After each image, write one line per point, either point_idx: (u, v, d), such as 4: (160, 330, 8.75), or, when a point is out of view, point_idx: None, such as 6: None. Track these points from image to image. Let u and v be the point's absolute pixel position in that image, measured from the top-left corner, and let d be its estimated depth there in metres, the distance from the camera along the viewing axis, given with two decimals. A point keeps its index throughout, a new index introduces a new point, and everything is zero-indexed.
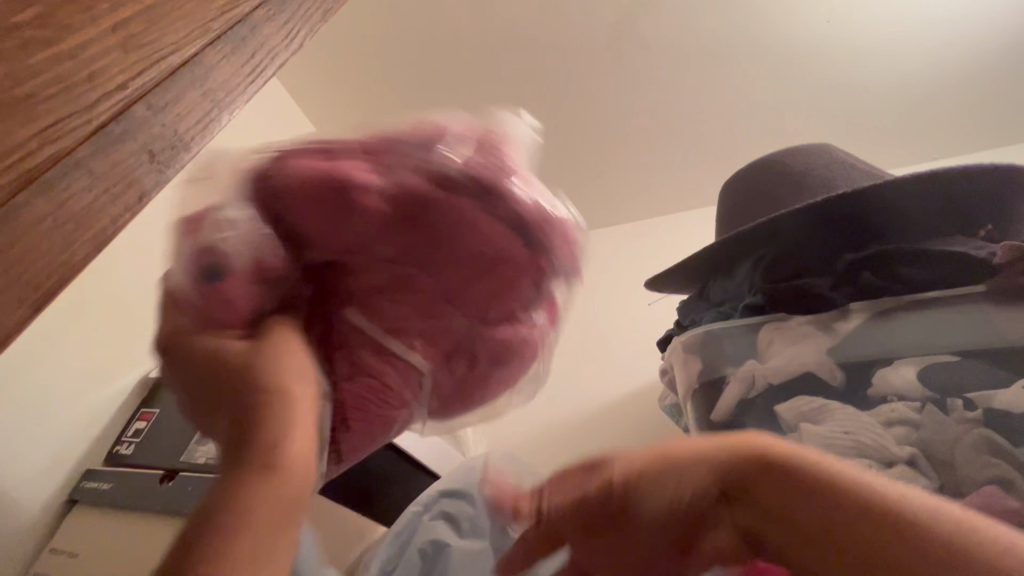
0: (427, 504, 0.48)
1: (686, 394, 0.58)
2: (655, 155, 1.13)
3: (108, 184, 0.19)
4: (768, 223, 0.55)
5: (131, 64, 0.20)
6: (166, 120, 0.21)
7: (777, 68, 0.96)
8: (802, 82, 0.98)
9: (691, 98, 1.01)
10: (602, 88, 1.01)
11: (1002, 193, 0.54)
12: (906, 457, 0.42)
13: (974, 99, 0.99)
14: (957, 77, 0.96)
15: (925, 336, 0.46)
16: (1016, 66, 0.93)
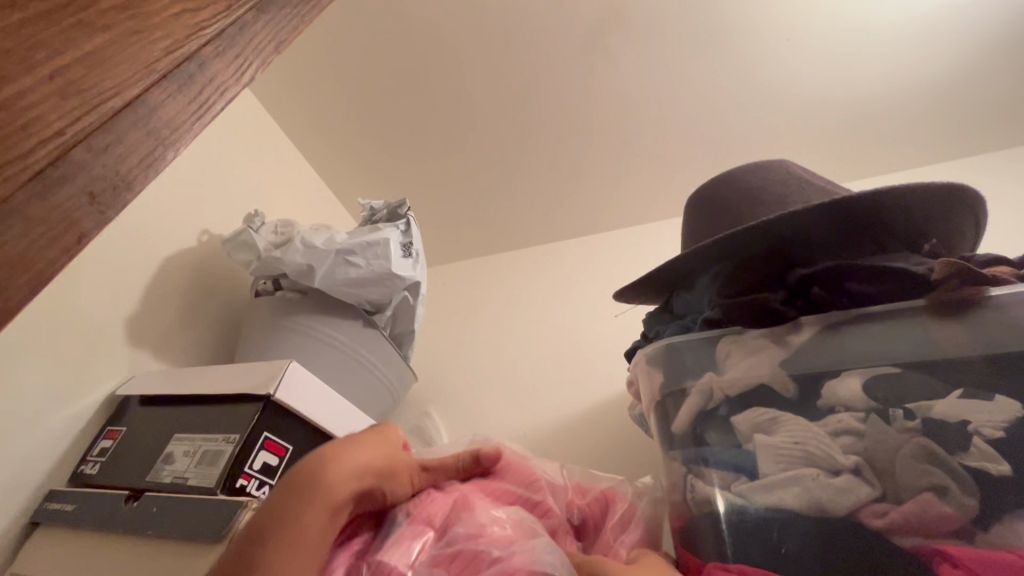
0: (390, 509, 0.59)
1: (651, 405, 0.60)
2: (625, 165, 1.16)
3: (46, 225, 0.24)
4: (726, 239, 0.57)
5: (68, 109, 0.25)
6: (106, 161, 0.26)
7: (738, 83, 1.00)
8: (763, 95, 1.02)
9: (658, 109, 1.06)
10: (572, 98, 1.06)
11: (947, 209, 0.56)
12: (850, 465, 0.43)
13: (930, 115, 1.02)
14: (911, 94, 0.99)
15: (872, 349, 0.48)
16: (966, 85, 0.97)
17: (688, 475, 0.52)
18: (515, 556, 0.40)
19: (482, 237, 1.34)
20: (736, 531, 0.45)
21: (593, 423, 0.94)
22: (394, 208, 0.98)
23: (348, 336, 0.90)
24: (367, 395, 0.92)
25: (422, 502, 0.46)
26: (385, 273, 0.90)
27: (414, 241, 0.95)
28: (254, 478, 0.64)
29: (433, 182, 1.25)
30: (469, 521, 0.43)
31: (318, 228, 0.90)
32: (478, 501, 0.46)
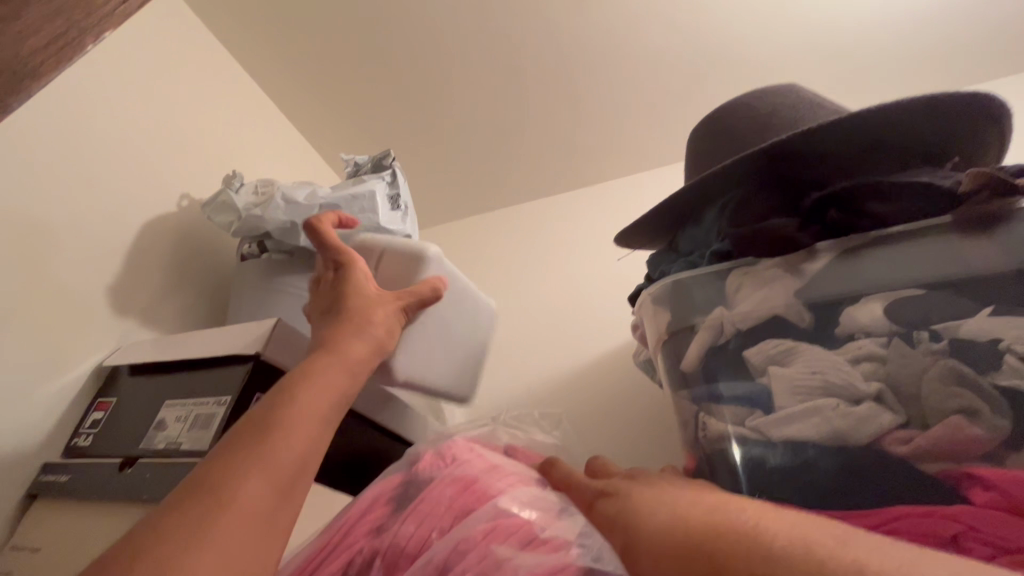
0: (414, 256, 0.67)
1: (657, 347, 0.57)
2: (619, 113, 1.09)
3: None
4: (735, 166, 0.53)
5: None
6: None
7: (739, 23, 0.92)
8: (766, 37, 0.93)
9: (649, 54, 0.98)
10: (558, 44, 0.98)
11: (971, 121, 0.52)
12: (872, 393, 0.41)
13: (951, 56, 0.92)
14: (931, 36, 0.90)
15: (895, 272, 0.45)
16: (991, 23, 0.87)
17: (699, 413, 0.50)
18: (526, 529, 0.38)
19: (477, 194, 1.28)
20: (752, 468, 0.44)
21: (594, 373, 0.92)
22: (378, 160, 0.93)
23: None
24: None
25: (465, 471, 0.45)
26: (374, 227, 0.86)
27: (401, 193, 0.91)
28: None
29: (423, 136, 1.18)
30: (502, 502, 0.40)
31: (300, 183, 0.85)
32: (511, 482, 0.44)
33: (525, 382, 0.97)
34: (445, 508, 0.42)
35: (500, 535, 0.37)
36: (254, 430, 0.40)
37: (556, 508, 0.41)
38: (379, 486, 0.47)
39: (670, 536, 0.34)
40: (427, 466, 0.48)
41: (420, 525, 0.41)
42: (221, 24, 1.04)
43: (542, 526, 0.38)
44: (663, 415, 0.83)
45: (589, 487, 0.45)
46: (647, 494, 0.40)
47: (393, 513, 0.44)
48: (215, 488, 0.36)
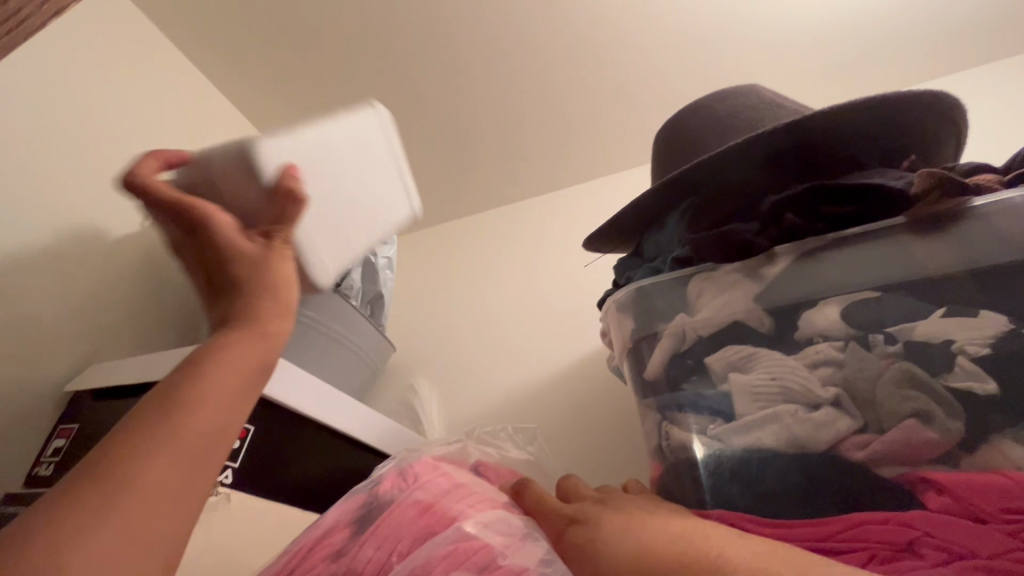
0: None
1: (623, 353, 0.56)
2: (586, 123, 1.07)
3: None
4: (695, 170, 0.53)
5: None
6: None
7: (700, 29, 0.91)
8: (727, 42, 0.93)
9: (613, 62, 0.97)
10: (522, 53, 0.97)
11: (925, 120, 0.52)
12: (830, 398, 0.41)
13: (907, 57, 0.93)
14: (887, 37, 0.90)
15: (850, 274, 0.45)
16: (944, 22, 0.88)
17: (663, 421, 0.49)
18: (483, 552, 0.36)
19: (454, 199, 1.25)
20: (715, 477, 0.43)
21: (568, 379, 0.92)
22: None
23: (315, 310, 0.82)
24: (340, 370, 0.86)
25: (424, 488, 0.44)
26: None
27: None
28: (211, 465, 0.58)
29: (397, 142, 1.14)
30: (460, 522, 0.39)
31: None
32: (471, 500, 0.42)
33: (503, 393, 0.96)
34: (403, 529, 0.40)
35: (456, 562, 0.35)
36: (132, 429, 0.32)
37: (519, 528, 0.39)
38: (337, 507, 0.45)
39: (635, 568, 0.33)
40: (388, 489, 0.46)
41: (378, 549, 0.39)
42: (178, 30, 1.00)
43: (505, 551, 0.36)
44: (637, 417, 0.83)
45: (560, 513, 0.41)
46: (613, 517, 0.38)
47: (351, 536, 0.43)
48: (93, 493, 0.29)
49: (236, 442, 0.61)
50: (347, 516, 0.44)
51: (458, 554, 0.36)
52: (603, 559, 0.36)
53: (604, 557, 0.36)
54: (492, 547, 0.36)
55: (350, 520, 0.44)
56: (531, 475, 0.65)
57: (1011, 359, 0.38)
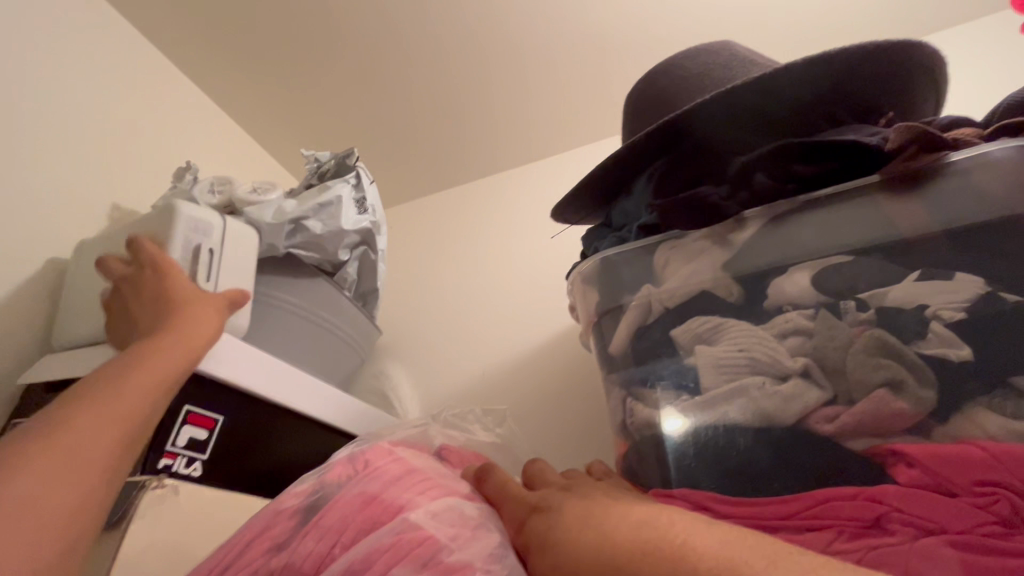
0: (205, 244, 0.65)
1: (589, 328, 0.54)
2: (555, 92, 1.02)
3: None
4: (662, 130, 0.49)
5: None
6: None
7: None
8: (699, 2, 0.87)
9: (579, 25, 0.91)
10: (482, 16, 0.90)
11: (905, 73, 0.49)
12: (799, 369, 0.39)
13: (891, 15, 0.87)
14: None
15: (821, 238, 0.42)
16: None
17: (627, 397, 0.47)
18: (429, 546, 0.33)
19: (425, 174, 1.19)
20: (679, 455, 0.41)
21: (540, 357, 0.89)
22: (342, 157, 0.82)
23: (302, 299, 0.76)
24: (328, 360, 0.80)
25: (375, 474, 0.41)
26: (338, 232, 0.77)
27: (369, 195, 0.82)
28: (179, 456, 0.55)
29: (364, 116, 1.07)
30: (408, 513, 0.36)
31: (261, 184, 0.75)
32: (421, 488, 0.39)
33: (477, 375, 0.93)
34: (349, 517, 0.38)
35: (397, 560, 0.32)
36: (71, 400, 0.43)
37: (473, 520, 0.36)
38: (285, 495, 0.42)
39: (591, 553, 0.31)
40: (337, 476, 0.43)
41: (320, 539, 0.37)
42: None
43: (452, 543, 0.34)
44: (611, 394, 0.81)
45: (518, 500, 0.39)
46: (573, 502, 0.36)
47: (296, 525, 0.40)
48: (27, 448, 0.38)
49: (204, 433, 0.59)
50: (292, 504, 0.41)
51: (401, 550, 0.33)
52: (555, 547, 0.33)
53: (557, 545, 0.33)
54: (439, 540, 0.34)
55: (295, 507, 0.41)
56: (497, 457, 0.62)
57: (988, 324, 0.35)
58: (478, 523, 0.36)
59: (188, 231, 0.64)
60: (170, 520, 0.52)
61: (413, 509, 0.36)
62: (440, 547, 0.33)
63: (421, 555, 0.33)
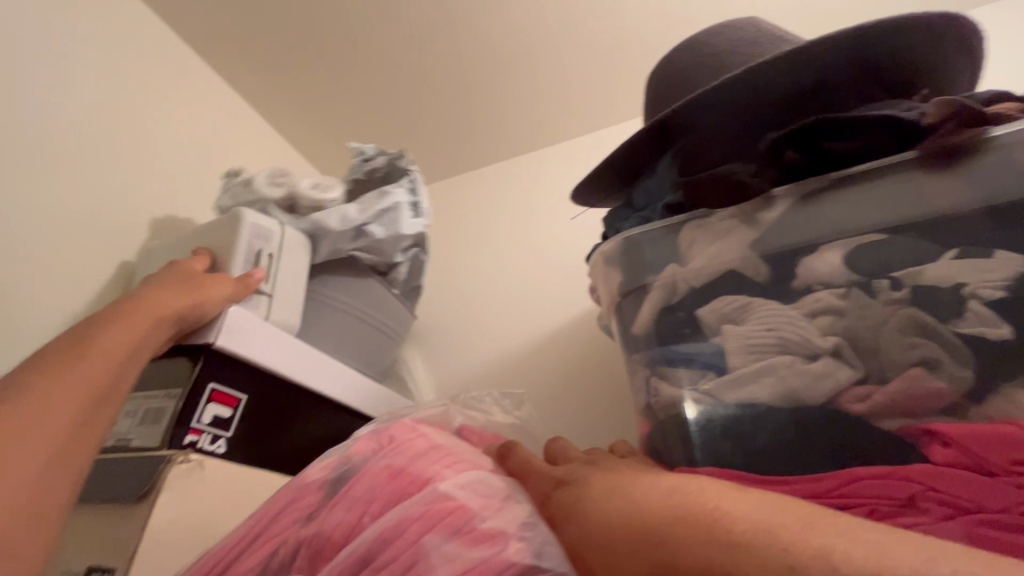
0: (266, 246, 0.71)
1: (611, 310, 0.53)
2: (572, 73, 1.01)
3: None
4: (687, 107, 0.48)
5: None
6: None
7: None
8: None
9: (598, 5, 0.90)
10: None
11: (941, 49, 0.47)
12: (830, 348, 0.38)
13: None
14: None
15: (853, 216, 0.41)
16: None
17: (651, 377, 0.47)
18: (458, 514, 0.33)
19: (440, 158, 1.19)
20: (705, 435, 0.41)
21: (557, 341, 0.89)
22: (393, 160, 0.83)
23: (354, 297, 0.79)
24: (375, 352, 0.83)
25: (400, 448, 0.42)
26: (396, 238, 0.80)
27: (422, 198, 0.83)
28: (204, 433, 0.56)
29: (378, 100, 1.07)
30: (435, 483, 0.36)
31: (319, 188, 0.78)
32: (447, 462, 0.39)
33: (493, 358, 0.93)
34: (377, 490, 0.38)
35: (427, 528, 0.33)
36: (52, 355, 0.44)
37: (501, 489, 0.36)
38: (311, 468, 0.43)
39: (622, 519, 0.31)
40: (361, 451, 0.44)
41: (349, 512, 0.37)
42: None
43: (485, 514, 0.34)
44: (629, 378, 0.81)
45: (547, 475, 0.38)
46: (604, 476, 0.36)
47: (323, 498, 0.40)
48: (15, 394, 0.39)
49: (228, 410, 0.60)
50: (318, 478, 0.42)
51: (431, 517, 0.33)
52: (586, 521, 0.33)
53: (588, 516, 0.33)
54: (469, 507, 0.34)
55: (321, 481, 0.42)
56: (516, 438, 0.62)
57: None
58: (505, 492, 0.36)
59: (251, 237, 0.70)
60: (197, 494, 0.53)
61: (441, 480, 0.36)
62: (470, 515, 0.33)
63: (452, 522, 0.33)
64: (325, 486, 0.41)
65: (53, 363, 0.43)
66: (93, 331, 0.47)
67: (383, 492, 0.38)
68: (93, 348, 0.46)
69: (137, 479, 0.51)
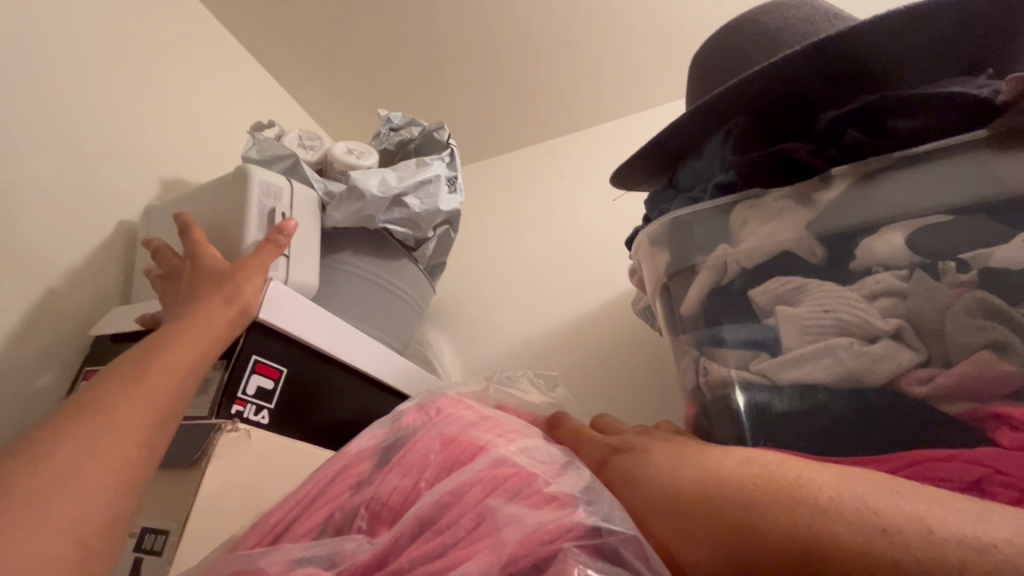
0: (271, 199, 0.71)
1: (656, 292, 0.53)
2: (610, 53, 1.01)
3: None
4: (743, 85, 0.47)
5: None
6: None
7: None
8: None
9: None
10: None
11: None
12: (890, 330, 0.38)
13: None
14: None
15: (916, 196, 0.40)
16: None
17: (700, 357, 0.47)
18: (516, 479, 0.34)
19: (472, 140, 1.20)
20: (758, 415, 0.41)
21: (590, 323, 0.89)
22: (429, 133, 0.91)
23: (386, 271, 0.82)
24: (397, 324, 0.85)
25: (449, 419, 0.42)
26: (434, 212, 0.83)
27: (459, 174, 0.89)
28: (249, 403, 0.57)
29: (412, 79, 1.08)
30: (490, 450, 0.37)
31: (352, 151, 0.84)
32: (498, 432, 0.40)
33: (525, 339, 0.94)
34: (431, 458, 0.39)
35: (487, 492, 0.33)
36: (135, 354, 0.44)
37: (554, 459, 0.37)
38: (362, 438, 0.44)
39: (696, 494, 0.32)
40: (410, 422, 0.45)
41: (404, 478, 0.38)
42: None
43: (547, 479, 0.34)
44: (663, 362, 0.81)
45: (601, 446, 0.41)
46: (664, 452, 0.37)
47: (376, 466, 0.41)
48: (105, 390, 0.39)
49: (271, 383, 0.61)
50: (369, 447, 0.43)
51: (489, 482, 0.34)
52: (651, 494, 0.34)
53: (654, 490, 0.34)
54: (527, 474, 0.34)
55: (373, 450, 0.42)
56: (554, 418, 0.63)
57: None
58: (559, 461, 0.37)
59: (262, 195, 0.70)
60: (244, 462, 0.54)
61: (496, 449, 0.37)
62: (528, 482, 0.34)
63: (511, 488, 0.33)
64: (377, 455, 0.42)
65: (139, 360, 0.43)
66: (167, 333, 0.47)
67: (436, 460, 0.38)
68: (171, 346, 0.46)
69: (187, 446, 0.52)
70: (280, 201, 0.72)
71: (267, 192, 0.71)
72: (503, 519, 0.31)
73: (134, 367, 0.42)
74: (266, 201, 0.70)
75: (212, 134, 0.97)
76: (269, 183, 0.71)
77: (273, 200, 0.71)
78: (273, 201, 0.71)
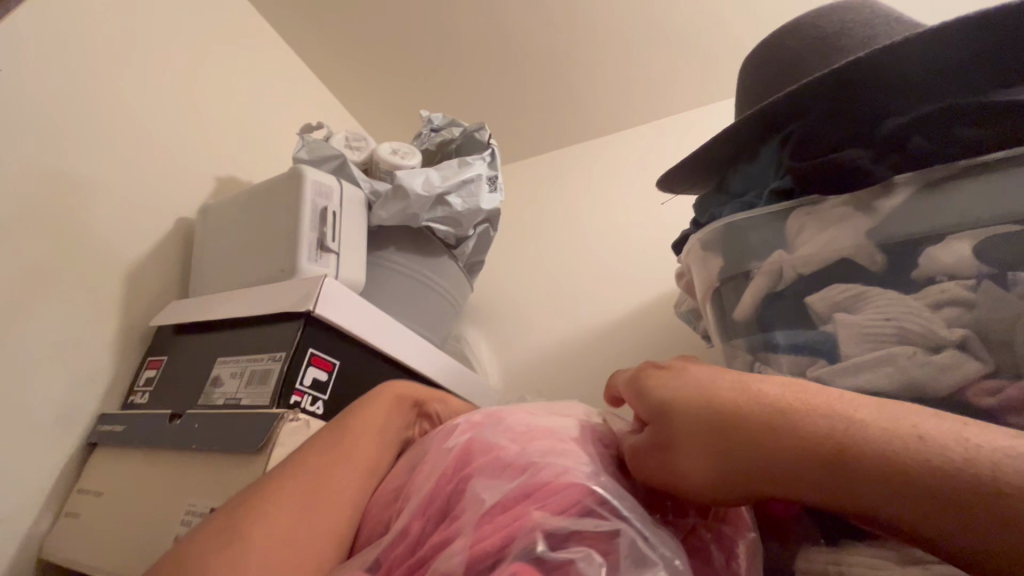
0: (325, 198, 0.74)
1: (706, 296, 0.54)
2: (655, 54, 1.01)
3: None
4: (801, 91, 0.48)
5: None
6: None
7: None
8: None
9: None
10: None
11: None
12: (955, 340, 0.37)
13: None
14: None
15: (984, 205, 0.40)
16: None
17: (755, 362, 0.48)
18: (491, 458, 0.34)
19: (512, 140, 1.22)
20: None
21: (630, 323, 0.90)
22: (472, 133, 0.93)
23: (428, 268, 0.85)
24: (439, 320, 0.87)
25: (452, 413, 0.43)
26: (475, 211, 0.85)
27: (499, 173, 0.90)
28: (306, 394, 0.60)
29: (456, 81, 1.11)
30: (476, 434, 0.37)
31: (398, 152, 0.87)
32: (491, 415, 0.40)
33: (564, 337, 0.94)
34: (439, 447, 0.39)
35: (470, 476, 0.34)
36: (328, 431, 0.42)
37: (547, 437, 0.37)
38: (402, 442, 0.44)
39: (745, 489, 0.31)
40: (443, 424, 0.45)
41: (421, 464, 0.38)
42: None
43: (519, 448, 0.34)
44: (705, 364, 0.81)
45: None
46: None
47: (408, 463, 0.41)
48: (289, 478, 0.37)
49: (324, 375, 0.64)
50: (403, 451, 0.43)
51: (471, 467, 0.34)
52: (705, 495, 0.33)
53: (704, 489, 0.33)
54: (501, 451, 0.35)
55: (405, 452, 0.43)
56: None
57: None
58: (551, 436, 0.36)
59: (315, 195, 0.73)
60: None
61: (478, 432, 0.37)
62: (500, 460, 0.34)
63: (488, 467, 0.34)
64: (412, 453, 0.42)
65: (324, 446, 0.40)
66: (364, 408, 0.44)
67: (441, 445, 0.38)
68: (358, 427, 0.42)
69: (249, 433, 0.55)
70: (333, 199, 0.75)
71: (322, 191, 0.74)
72: (479, 499, 0.31)
73: (317, 450, 0.40)
74: (320, 200, 0.73)
75: (264, 135, 1.01)
76: (323, 183, 0.75)
77: (328, 199, 0.74)
78: (327, 200, 0.74)
